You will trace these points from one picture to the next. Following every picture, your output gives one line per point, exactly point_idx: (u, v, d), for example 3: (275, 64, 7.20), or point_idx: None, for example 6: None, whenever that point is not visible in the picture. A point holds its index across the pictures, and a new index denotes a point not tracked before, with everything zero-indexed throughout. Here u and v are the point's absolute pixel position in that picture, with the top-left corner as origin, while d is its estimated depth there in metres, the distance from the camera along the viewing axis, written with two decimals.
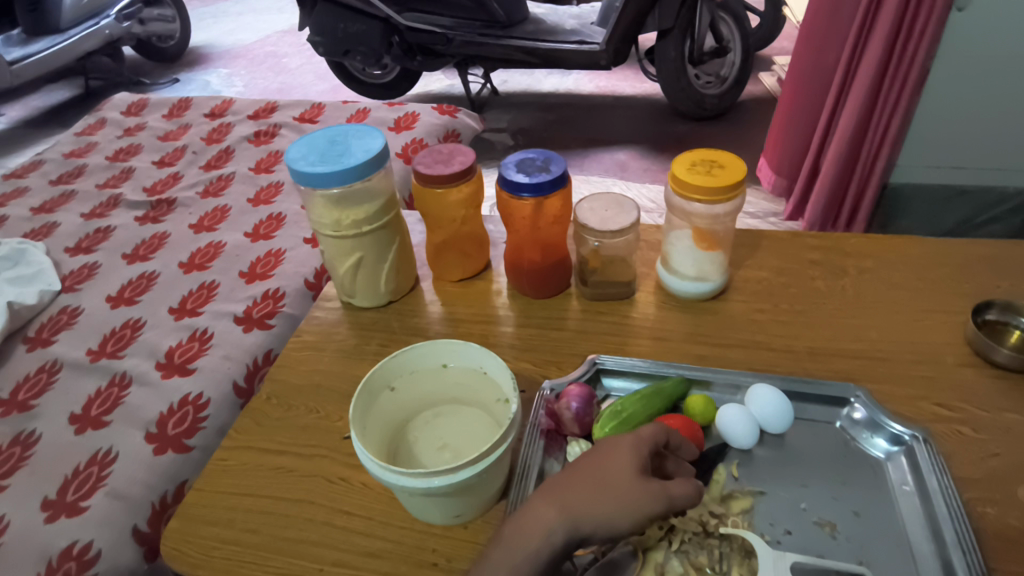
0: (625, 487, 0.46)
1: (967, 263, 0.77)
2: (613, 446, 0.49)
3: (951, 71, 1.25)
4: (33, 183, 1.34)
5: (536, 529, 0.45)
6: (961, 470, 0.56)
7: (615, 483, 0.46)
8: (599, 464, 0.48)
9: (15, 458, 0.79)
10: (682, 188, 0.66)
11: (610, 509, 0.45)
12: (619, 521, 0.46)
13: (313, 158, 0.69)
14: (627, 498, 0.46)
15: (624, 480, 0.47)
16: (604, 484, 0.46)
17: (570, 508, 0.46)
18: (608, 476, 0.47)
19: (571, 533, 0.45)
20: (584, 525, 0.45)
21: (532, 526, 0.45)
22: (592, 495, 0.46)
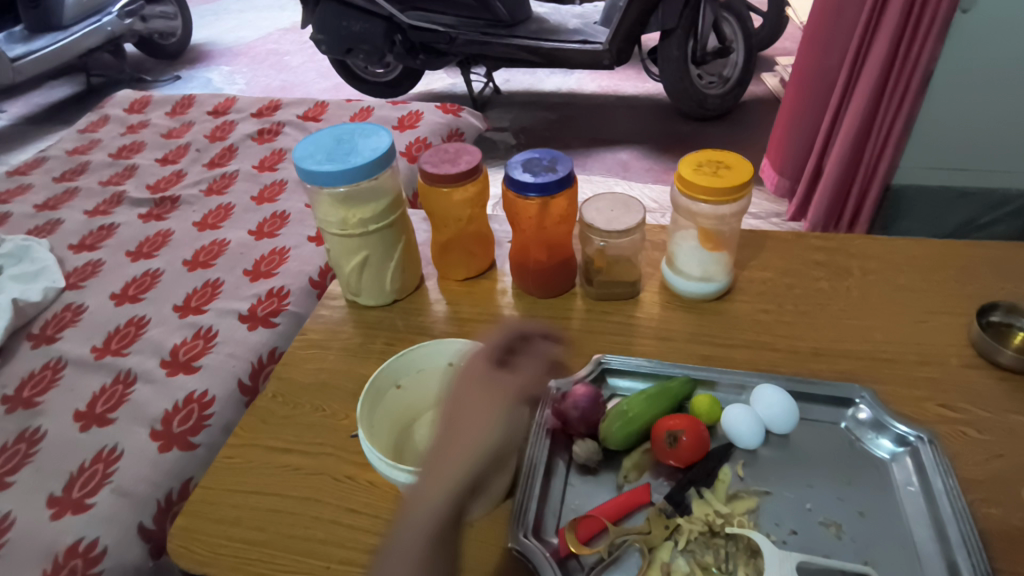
0: (501, 407, 0.49)
1: (972, 265, 0.77)
2: (452, 399, 0.50)
3: (955, 73, 1.26)
4: (37, 180, 1.34)
5: (443, 480, 0.45)
6: (966, 472, 0.56)
7: (489, 407, 0.49)
8: (472, 398, 0.50)
9: (20, 455, 0.79)
10: (689, 188, 0.66)
11: (468, 445, 0.46)
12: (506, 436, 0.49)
13: (320, 156, 0.69)
14: (487, 419, 0.48)
15: (498, 402, 0.49)
16: (480, 410, 0.49)
17: (465, 445, 0.46)
18: (480, 404, 0.49)
19: (457, 485, 0.45)
20: (460, 475, 0.45)
21: (438, 481, 0.45)
22: (476, 423, 0.48)
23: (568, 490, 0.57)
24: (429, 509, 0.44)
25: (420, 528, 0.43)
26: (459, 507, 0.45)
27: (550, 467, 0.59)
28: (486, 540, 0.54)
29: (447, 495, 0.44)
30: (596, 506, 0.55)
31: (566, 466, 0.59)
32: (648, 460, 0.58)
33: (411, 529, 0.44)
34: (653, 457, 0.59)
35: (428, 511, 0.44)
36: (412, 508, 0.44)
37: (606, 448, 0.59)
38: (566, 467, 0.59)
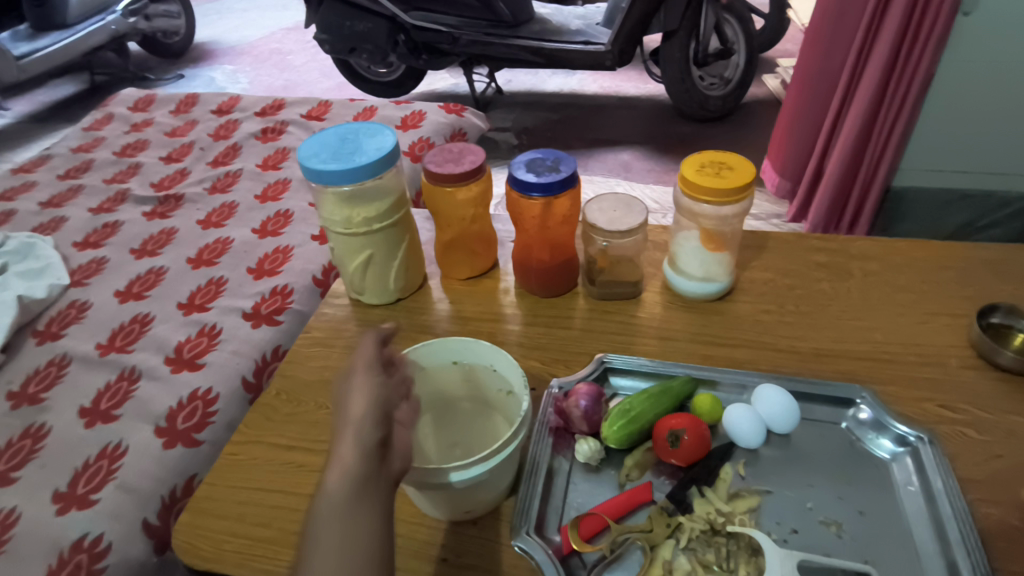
0: (369, 379, 0.48)
1: (973, 267, 0.78)
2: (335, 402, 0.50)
3: (956, 75, 1.26)
4: (42, 177, 1.34)
5: (340, 463, 0.44)
6: (965, 472, 0.57)
7: (359, 385, 0.48)
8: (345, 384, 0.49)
9: (25, 451, 0.79)
10: (692, 189, 0.66)
11: (347, 429, 0.46)
12: (389, 400, 0.48)
13: (325, 155, 0.69)
14: (357, 399, 0.47)
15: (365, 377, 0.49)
16: (354, 388, 0.48)
17: (348, 424, 0.46)
18: (348, 385, 0.49)
19: (348, 465, 0.44)
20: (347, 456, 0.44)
21: (335, 464, 0.44)
22: (350, 401, 0.47)
23: (570, 488, 0.58)
24: (335, 492, 0.43)
25: (331, 509, 0.43)
26: (361, 481, 0.44)
27: (553, 465, 0.60)
28: (487, 537, 0.55)
29: (347, 473, 0.43)
30: (597, 504, 0.55)
31: (569, 464, 0.60)
32: (650, 459, 0.59)
33: (326, 515, 0.43)
34: (655, 456, 0.59)
35: (329, 498, 0.43)
36: (321, 496, 0.44)
37: (608, 446, 0.60)
38: (569, 465, 0.60)
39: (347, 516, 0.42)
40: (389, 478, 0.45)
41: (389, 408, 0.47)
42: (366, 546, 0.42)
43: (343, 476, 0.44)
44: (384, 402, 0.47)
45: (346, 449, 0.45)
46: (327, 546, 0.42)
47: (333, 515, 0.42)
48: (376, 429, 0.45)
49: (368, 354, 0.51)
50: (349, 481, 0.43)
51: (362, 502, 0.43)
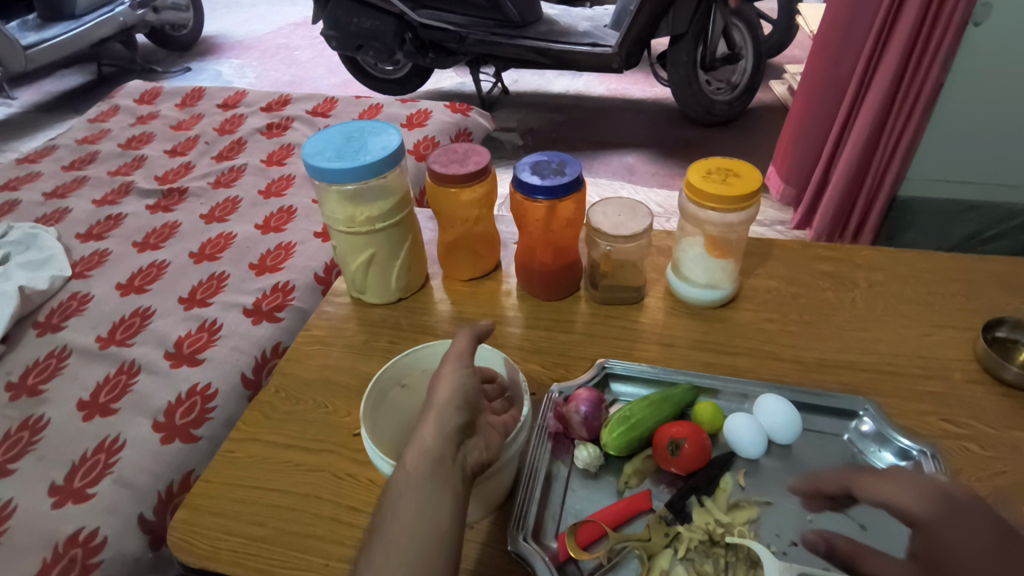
0: (455, 370, 0.52)
1: (978, 279, 0.77)
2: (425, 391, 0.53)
3: (966, 86, 1.25)
4: (46, 168, 1.34)
5: (421, 444, 0.47)
6: (970, 487, 0.56)
7: (447, 375, 0.51)
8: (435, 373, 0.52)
9: (22, 443, 0.79)
10: (698, 196, 0.66)
11: (434, 412, 0.49)
12: (472, 393, 0.51)
13: (330, 154, 0.69)
14: (447, 386, 0.50)
15: (452, 368, 0.52)
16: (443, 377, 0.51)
17: (432, 409, 0.49)
18: (437, 377, 0.52)
19: (433, 445, 0.46)
20: (432, 438, 0.47)
21: (415, 446, 0.47)
22: (438, 388, 0.50)
23: (569, 494, 0.57)
24: (413, 469, 0.45)
25: (407, 485, 0.44)
26: (443, 460, 0.46)
27: (551, 470, 0.59)
28: (485, 541, 0.54)
29: (426, 453, 0.46)
30: (596, 511, 0.55)
31: (567, 470, 0.59)
32: (650, 466, 0.58)
33: (402, 491, 0.44)
34: (654, 464, 0.58)
35: (410, 473, 0.45)
36: (399, 474, 0.45)
37: (608, 453, 0.59)
38: (567, 470, 0.59)
39: (421, 492, 0.44)
40: (463, 462, 0.47)
41: (472, 399, 0.50)
42: (438, 521, 0.43)
43: (422, 457, 0.46)
44: (472, 394, 0.50)
45: (426, 434, 0.47)
46: (400, 521, 0.43)
47: (406, 493, 0.44)
48: (457, 415, 0.48)
49: (460, 348, 0.54)
50: (424, 462, 0.45)
51: (442, 481, 0.45)
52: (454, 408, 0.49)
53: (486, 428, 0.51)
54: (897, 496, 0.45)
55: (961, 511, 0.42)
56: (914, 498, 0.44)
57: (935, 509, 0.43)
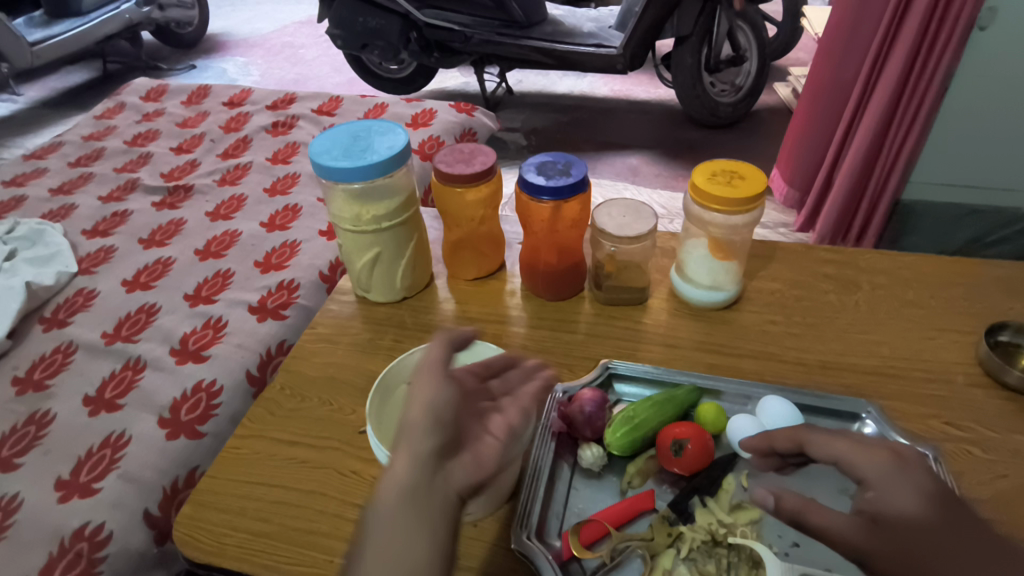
0: (428, 384, 0.47)
1: (981, 284, 0.77)
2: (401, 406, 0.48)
3: (970, 90, 1.25)
4: (52, 164, 1.35)
5: (394, 473, 0.42)
6: (973, 490, 0.56)
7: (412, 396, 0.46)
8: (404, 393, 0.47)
9: (29, 437, 0.80)
10: (703, 198, 0.66)
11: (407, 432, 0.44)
12: (450, 408, 0.45)
13: (337, 153, 0.69)
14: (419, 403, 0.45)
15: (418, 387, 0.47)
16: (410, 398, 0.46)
17: (404, 432, 0.44)
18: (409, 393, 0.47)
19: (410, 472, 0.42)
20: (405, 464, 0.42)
21: (388, 474, 0.42)
22: (410, 407, 0.46)
23: (572, 493, 0.58)
24: (385, 502, 0.40)
25: (380, 521, 0.40)
26: (418, 488, 0.41)
27: (555, 470, 0.60)
28: (488, 540, 0.55)
29: (399, 482, 0.41)
30: (598, 511, 0.55)
31: (571, 470, 0.60)
32: (653, 467, 0.58)
33: (375, 524, 0.40)
34: (657, 464, 0.59)
35: (382, 506, 0.40)
36: (372, 507, 0.41)
37: (611, 453, 0.60)
38: (571, 470, 0.60)
39: (395, 525, 0.39)
40: (445, 488, 0.42)
41: (448, 415, 0.45)
42: (417, 561, 0.38)
43: (393, 487, 0.41)
44: (449, 409, 0.45)
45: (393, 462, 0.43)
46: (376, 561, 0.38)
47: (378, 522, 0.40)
48: (432, 436, 0.43)
49: (433, 358, 0.49)
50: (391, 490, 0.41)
51: (419, 512, 0.40)
52: (426, 429, 0.44)
53: (473, 446, 0.46)
54: (858, 455, 0.46)
55: (912, 472, 0.44)
56: (874, 458, 0.45)
57: (893, 469, 0.44)
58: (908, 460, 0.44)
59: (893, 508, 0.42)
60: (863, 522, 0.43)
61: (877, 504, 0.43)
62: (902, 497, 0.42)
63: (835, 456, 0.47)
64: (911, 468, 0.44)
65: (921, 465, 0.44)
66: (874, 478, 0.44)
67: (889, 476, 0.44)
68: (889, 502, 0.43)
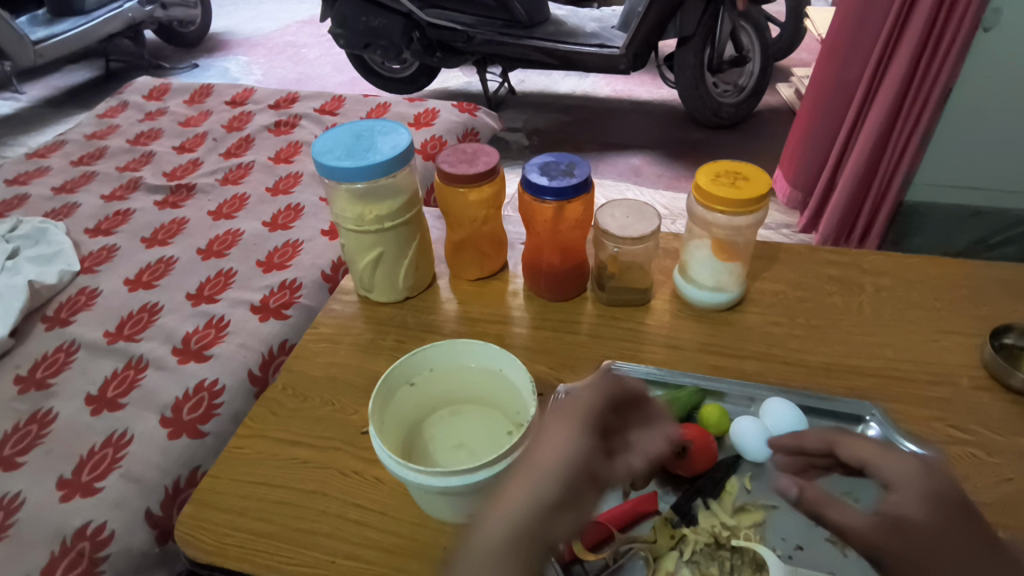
0: (571, 429, 0.44)
1: (985, 286, 0.77)
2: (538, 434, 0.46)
3: (975, 91, 1.25)
4: (55, 163, 1.35)
5: (507, 510, 0.40)
6: (977, 493, 0.56)
7: (557, 439, 0.43)
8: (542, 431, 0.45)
9: (31, 436, 0.80)
10: (706, 198, 0.66)
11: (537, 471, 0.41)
12: (585, 462, 0.42)
13: (339, 153, 0.69)
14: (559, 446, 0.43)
15: (566, 432, 0.44)
16: (551, 439, 0.43)
17: (532, 471, 0.42)
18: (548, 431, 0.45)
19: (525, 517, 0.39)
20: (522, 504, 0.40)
21: (502, 511, 0.40)
22: (546, 446, 0.43)
23: None
24: (490, 538, 0.38)
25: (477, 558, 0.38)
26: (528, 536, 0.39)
27: None
28: None
29: (510, 521, 0.39)
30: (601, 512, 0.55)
31: None
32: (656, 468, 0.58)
33: (473, 554, 0.38)
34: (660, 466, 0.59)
35: (484, 544, 0.38)
36: (476, 539, 0.39)
37: None
38: None
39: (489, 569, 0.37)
40: (548, 543, 0.39)
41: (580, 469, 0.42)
42: None
43: (502, 529, 0.39)
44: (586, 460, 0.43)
45: (512, 504, 0.40)
46: None
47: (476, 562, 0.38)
48: (557, 485, 0.41)
49: (586, 404, 0.46)
50: (498, 539, 0.38)
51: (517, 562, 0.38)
52: (557, 475, 0.41)
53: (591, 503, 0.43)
54: (883, 460, 0.44)
55: (940, 482, 0.41)
56: (901, 462, 0.42)
57: (919, 473, 0.42)
58: (936, 471, 0.42)
59: (914, 512, 0.40)
60: (880, 522, 0.40)
61: (899, 507, 0.40)
62: (927, 506, 0.40)
63: (861, 457, 0.45)
64: (938, 476, 0.42)
65: (947, 478, 0.42)
66: (899, 480, 0.42)
67: (914, 482, 0.41)
68: (910, 507, 0.40)
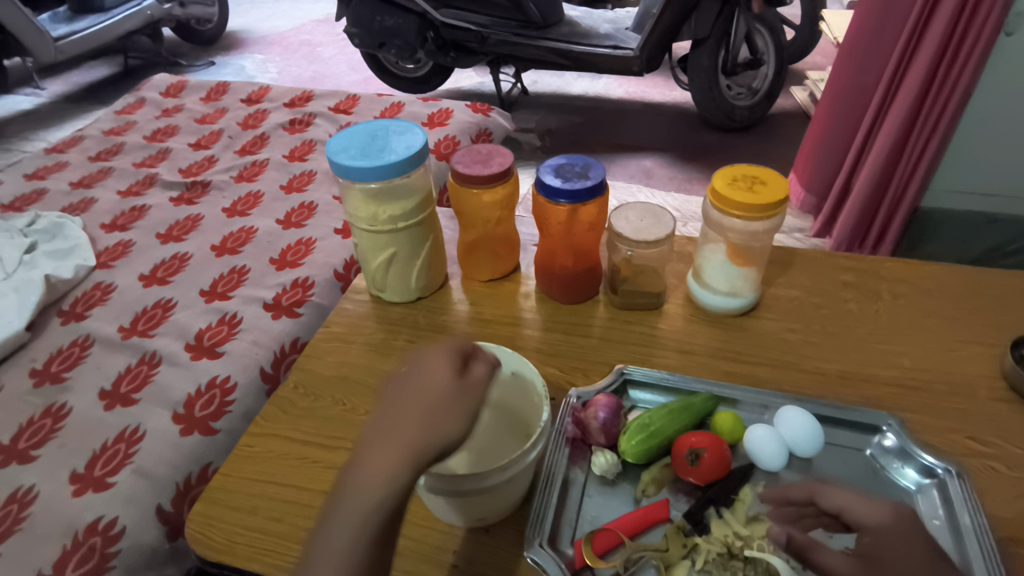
0: (453, 386, 0.44)
1: (1005, 294, 0.76)
2: (422, 372, 0.45)
3: (996, 95, 1.23)
4: (73, 158, 1.36)
5: (382, 463, 0.39)
6: (994, 508, 0.55)
7: (426, 406, 0.42)
8: (412, 387, 0.44)
9: (46, 429, 0.81)
10: (723, 203, 0.65)
11: (419, 432, 0.41)
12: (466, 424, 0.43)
13: (354, 152, 0.69)
14: (451, 406, 0.42)
15: (449, 394, 0.43)
16: (430, 408, 0.42)
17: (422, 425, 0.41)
18: (427, 384, 0.43)
19: (406, 472, 0.39)
20: (412, 460, 0.40)
21: (378, 465, 0.39)
22: (429, 402, 0.42)
23: (585, 500, 0.57)
24: (372, 487, 0.38)
25: (353, 496, 0.38)
26: (407, 488, 0.39)
27: (568, 476, 0.59)
28: (499, 545, 0.54)
29: (387, 474, 0.39)
30: (612, 520, 0.55)
31: (585, 476, 0.59)
32: (668, 475, 0.57)
33: (347, 492, 0.39)
34: (673, 473, 0.58)
35: (367, 495, 0.38)
36: (351, 482, 0.39)
37: (625, 460, 0.59)
38: (585, 476, 0.59)
39: (362, 514, 0.38)
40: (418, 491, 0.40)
41: (459, 426, 0.42)
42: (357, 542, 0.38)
43: (375, 492, 0.38)
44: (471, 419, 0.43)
45: (381, 476, 0.39)
46: (338, 531, 0.38)
47: (345, 529, 0.38)
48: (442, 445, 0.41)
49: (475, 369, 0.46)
50: (373, 508, 0.38)
51: (394, 517, 0.39)
52: (440, 434, 0.41)
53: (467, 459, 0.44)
54: (858, 505, 0.50)
55: (904, 525, 0.48)
56: (875, 508, 0.49)
57: (887, 517, 0.49)
58: (903, 512, 0.49)
59: (888, 551, 0.47)
60: (860, 562, 0.47)
61: (873, 547, 0.48)
62: (896, 541, 0.47)
63: (841, 507, 0.51)
64: (905, 520, 0.49)
65: (915, 523, 0.49)
66: (874, 525, 0.49)
67: (886, 526, 0.48)
68: (883, 544, 0.48)
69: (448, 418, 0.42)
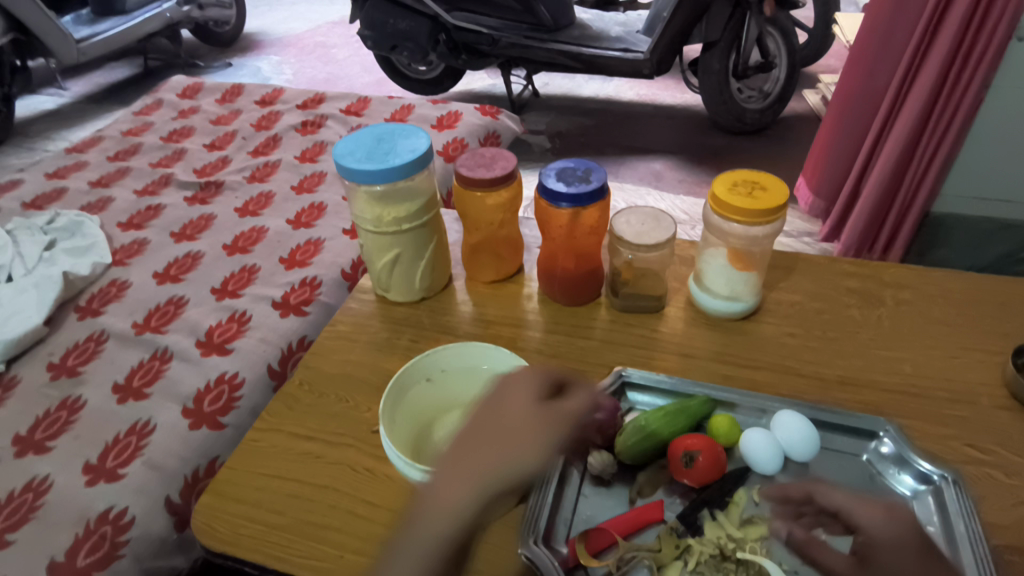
0: (534, 420, 0.47)
1: (1009, 302, 0.75)
2: (511, 400, 0.49)
3: (1009, 100, 1.22)
4: (92, 158, 1.40)
5: (460, 484, 0.43)
6: (990, 515, 0.55)
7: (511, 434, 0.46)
8: (498, 414, 0.47)
9: (61, 422, 0.83)
10: (721, 208, 0.66)
11: (500, 458, 0.44)
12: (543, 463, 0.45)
13: (360, 154, 0.71)
14: (534, 441, 0.46)
15: (532, 430, 0.46)
16: (514, 439, 0.46)
17: (502, 450, 0.45)
18: (512, 413, 0.47)
19: (484, 497, 0.42)
20: (487, 485, 0.43)
21: (455, 484, 0.43)
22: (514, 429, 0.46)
23: (581, 500, 0.58)
24: (447, 503, 0.42)
25: (430, 513, 0.42)
26: (479, 513, 0.42)
27: (564, 474, 0.60)
28: (494, 541, 0.55)
29: (465, 494, 0.42)
30: (608, 519, 0.56)
31: (581, 474, 0.60)
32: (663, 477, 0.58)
33: (426, 507, 0.42)
34: (668, 475, 0.59)
35: (443, 513, 0.41)
36: (430, 499, 0.43)
37: (622, 461, 0.60)
38: (581, 475, 0.60)
39: (435, 531, 0.41)
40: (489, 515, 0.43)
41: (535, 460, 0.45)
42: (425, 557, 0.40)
43: (448, 512, 0.42)
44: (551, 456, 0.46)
45: (457, 494, 0.42)
46: (414, 543, 0.41)
47: (418, 546, 0.41)
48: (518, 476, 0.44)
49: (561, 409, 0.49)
50: (450, 529, 0.41)
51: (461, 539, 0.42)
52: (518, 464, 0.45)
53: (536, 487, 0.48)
54: (857, 505, 0.49)
55: (902, 529, 0.47)
56: (872, 511, 0.48)
57: (883, 516, 0.48)
58: (900, 514, 0.48)
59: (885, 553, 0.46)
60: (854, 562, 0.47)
61: (868, 548, 0.47)
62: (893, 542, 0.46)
63: (838, 506, 0.49)
64: (901, 522, 0.47)
65: (910, 521, 0.47)
66: (871, 527, 0.47)
67: (885, 526, 0.47)
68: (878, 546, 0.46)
69: (529, 450, 0.45)
